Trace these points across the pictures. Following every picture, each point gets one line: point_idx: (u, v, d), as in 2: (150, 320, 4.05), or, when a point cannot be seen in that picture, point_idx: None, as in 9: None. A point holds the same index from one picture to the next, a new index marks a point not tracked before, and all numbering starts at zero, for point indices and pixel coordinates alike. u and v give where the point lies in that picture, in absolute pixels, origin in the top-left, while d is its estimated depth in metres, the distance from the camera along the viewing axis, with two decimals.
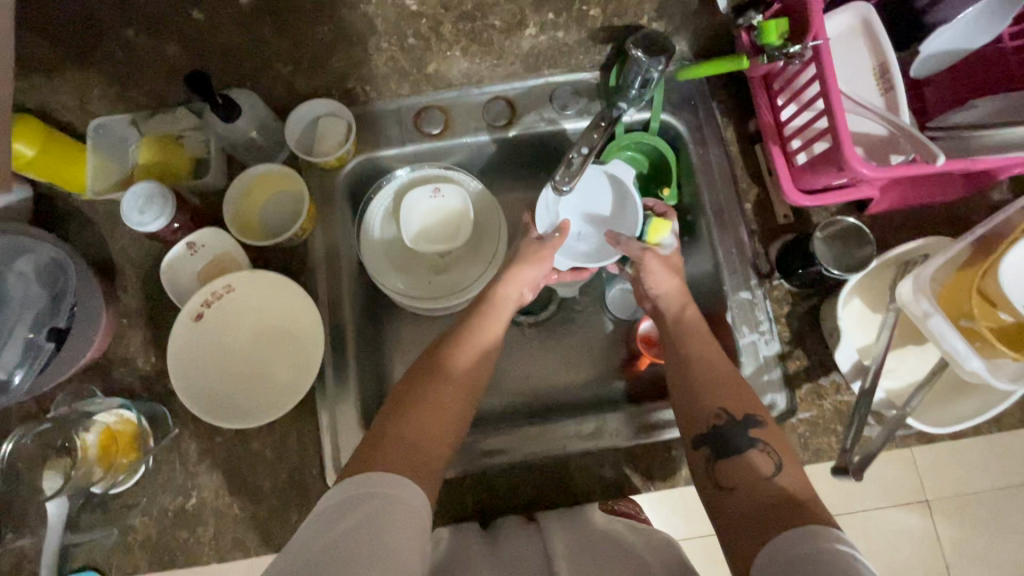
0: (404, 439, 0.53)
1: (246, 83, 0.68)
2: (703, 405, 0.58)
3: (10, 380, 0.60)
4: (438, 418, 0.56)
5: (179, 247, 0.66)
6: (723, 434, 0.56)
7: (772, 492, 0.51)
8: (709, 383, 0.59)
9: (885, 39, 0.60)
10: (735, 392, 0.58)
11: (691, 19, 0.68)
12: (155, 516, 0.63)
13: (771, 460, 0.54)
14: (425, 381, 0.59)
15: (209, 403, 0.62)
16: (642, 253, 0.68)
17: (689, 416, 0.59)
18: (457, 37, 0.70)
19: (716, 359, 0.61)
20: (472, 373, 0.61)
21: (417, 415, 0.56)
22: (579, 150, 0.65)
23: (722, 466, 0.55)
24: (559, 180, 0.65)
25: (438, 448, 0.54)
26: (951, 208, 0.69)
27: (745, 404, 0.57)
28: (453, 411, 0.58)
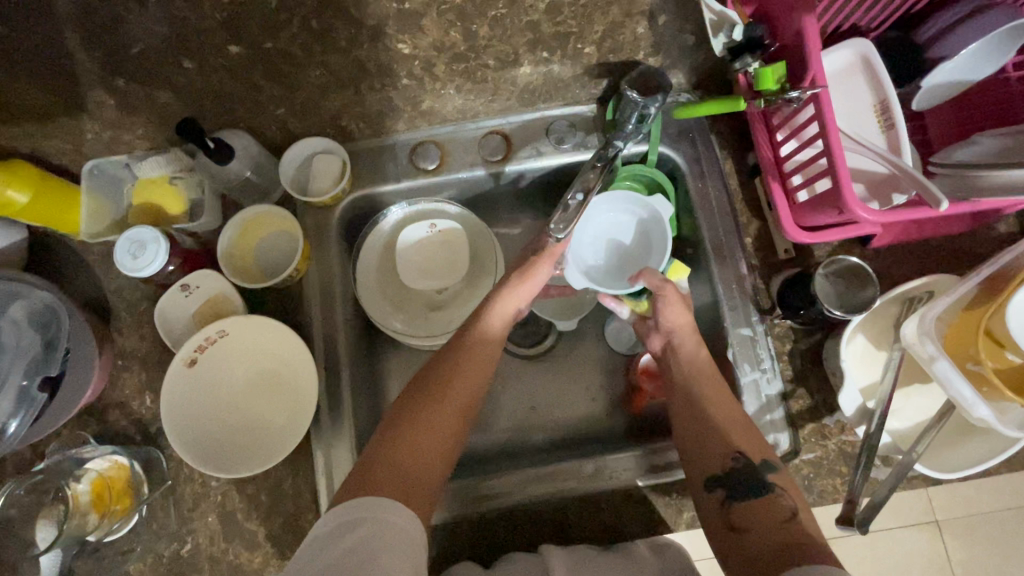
0: (399, 458, 0.53)
1: (239, 124, 0.67)
2: (714, 448, 0.58)
3: (3, 429, 0.59)
4: (434, 438, 0.56)
5: (172, 288, 0.65)
6: (736, 476, 0.56)
7: (785, 534, 0.51)
8: (721, 424, 0.59)
9: (885, 76, 0.59)
10: (745, 432, 0.58)
11: (688, 53, 0.67)
12: (149, 563, 0.62)
13: (786, 506, 0.54)
14: (421, 397, 0.58)
15: (204, 450, 0.61)
16: (664, 284, 0.65)
17: (700, 453, 0.58)
18: (451, 76, 0.67)
19: (725, 398, 0.61)
20: (466, 396, 0.60)
21: (412, 437, 0.55)
22: (574, 194, 0.65)
23: (736, 508, 0.54)
24: (554, 227, 0.65)
25: (437, 469, 0.54)
26: (956, 241, 0.68)
27: (755, 446, 0.57)
28: (450, 427, 0.57)
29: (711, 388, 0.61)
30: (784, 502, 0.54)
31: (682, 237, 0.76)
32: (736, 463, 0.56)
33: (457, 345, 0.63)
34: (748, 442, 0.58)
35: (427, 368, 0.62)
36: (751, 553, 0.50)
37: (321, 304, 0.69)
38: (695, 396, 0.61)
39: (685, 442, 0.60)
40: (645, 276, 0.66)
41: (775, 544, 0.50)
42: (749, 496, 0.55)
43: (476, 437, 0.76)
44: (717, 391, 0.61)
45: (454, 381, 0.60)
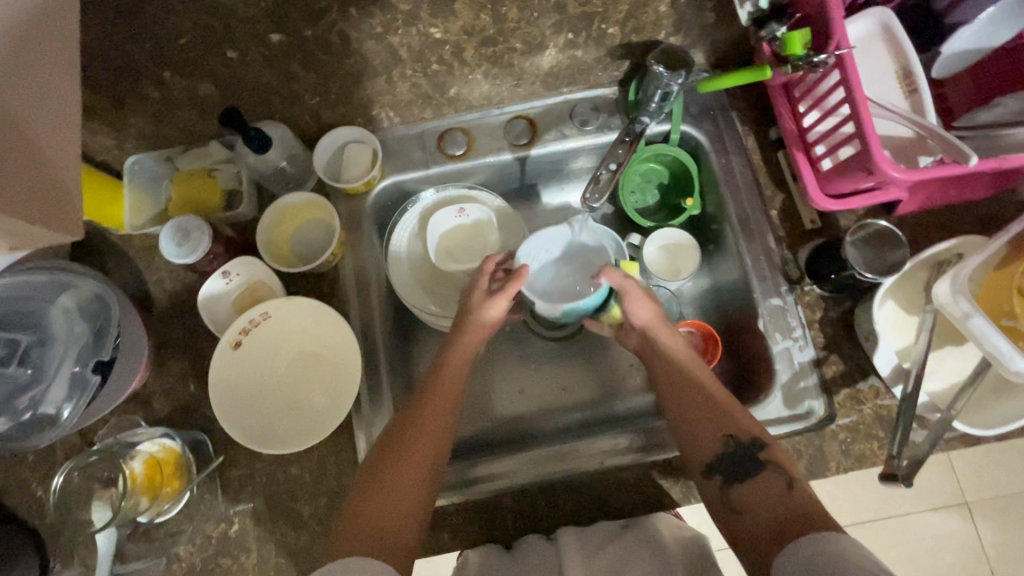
0: (371, 519, 0.53)
1: (275, 115, 0.70)
2: (706, 434, 0.58)
3: (59, 415, 0.60)
4: (405, 493, 0.55)
5: (214, 277, 0.67)
6: (730, 459, 0.56)
7: (789, 507, 0.51)
8: (707, 408, 0.59)
9: (907, 41, 0.60)
10: (732, 411, 0.59)
11: (709, 32, 0.68)
12: (199, 544, 0.63)
13: (782, 480, 0.54)
14: (386, 453, 0.58)
15: (250, 430, 0.63)
16: (626, 280, 0.65)
17: (695, 437, 0.59)
18: (480, 61, 0.68)
19: (713, 388, 0.61)
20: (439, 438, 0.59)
21: (382, 495, 0.54)
22: (607, 167, 0.70)
23: (737, 490, 0.55)
24: (588, 196, 0.70)
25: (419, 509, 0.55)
26: (982, 205, 0.69)
27: (747, 425, 0.57)
28: (416, 482, 0.56)
29: (693, 381, 0.62)
30: (780, 477, 0.54)
31: (706, 214, 0.78)
32: (730, 445, 0.57)
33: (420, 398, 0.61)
34: (738, 421, 0.58)
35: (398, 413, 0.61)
36: (754, 531, 0.51)
37: (357, 287, 0.71)
38: (689, 394, 0.61)
39: (679, 430, 0.60)
40: (607, 274, 0.66)
41: (775, 521, 0.50)
42: (745, 476, 0.55)
43: (509, 418, 0.78)
44: (709, 380, 0.62)
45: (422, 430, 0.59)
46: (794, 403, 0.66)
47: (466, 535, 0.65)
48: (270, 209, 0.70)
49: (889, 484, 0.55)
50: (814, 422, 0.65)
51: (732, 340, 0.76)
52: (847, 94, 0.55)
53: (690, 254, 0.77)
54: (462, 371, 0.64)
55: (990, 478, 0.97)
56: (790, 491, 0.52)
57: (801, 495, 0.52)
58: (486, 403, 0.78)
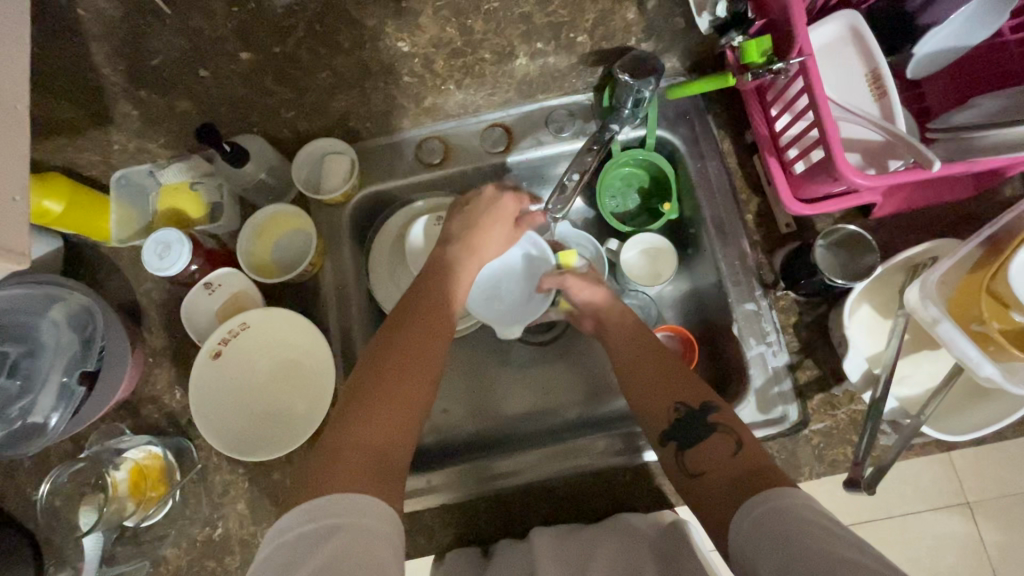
0: (362, 437, 0.54)
1: (254, 129, 0.71)
2: (660, 402, 0.60)
3: (46, 423, 0.62)
4: (393, 416, 0.56)
5: (196, 287, 0.69)
6: (683, 424, 0.58)
7: (740, 466, 0.52)
8: (659, 377, 0.61)
9: (877, 45, 0.59)
10: (681, 380, 0.61)
11: (681, 38, 0.68)
12: (185, 547, 0.66)
13: (732, 441, 0.54)
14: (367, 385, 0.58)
15: (231, 438, 0.64)
16: (561, 277, 0.73)
17: (649, 408, 0.60)
18: (452, 72, 0.69)
19: (665, 354, 0.64)
20: (411, 360, 0.60)
21: (369, 418, 0.55)
22: (571, 176, 0.73)
23: (691, 453, 0.56)
24: (553, 206, 0.74)
25: (402, 428, 0.56)
26: (960, 207, 0.68)
27: (695, 394, 0.59)
28: (402, 407, 0.57)
29: (653, 352, 0.64)
30: (729, 437, 0.55)
31: (683, 218, 0.78)
32: (682, 411, 0.58)
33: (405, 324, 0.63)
34: (686, 391, 0.59)
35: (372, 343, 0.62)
36: (712, 491, 0.52)
37: (337, 296, 0.73)
38: (639, 369, 0.63)
39: (637, 405, 0.62)
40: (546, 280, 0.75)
41: (732, 482, 0.51)
42: (696, 440, 0.56)
43: (490, 422, 0.79)
44: (645, 348, 0.65)
45: (415, 359, 0.60)
46: (767, 408, 0.66)
47: (443, 536, 0.67)
48: (252, 220, 0.72)
49: (853, 491, 0.55)
50: (787, 426, 0.65)
51: (711, 344, 0.76)
52: (811, 100, 0.55)
53: (669, 260, 0.77)
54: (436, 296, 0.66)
55: (995, 480, 0.94)
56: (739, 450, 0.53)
57: (748, 455, 0.53)
58: (468, 408, 0.79)
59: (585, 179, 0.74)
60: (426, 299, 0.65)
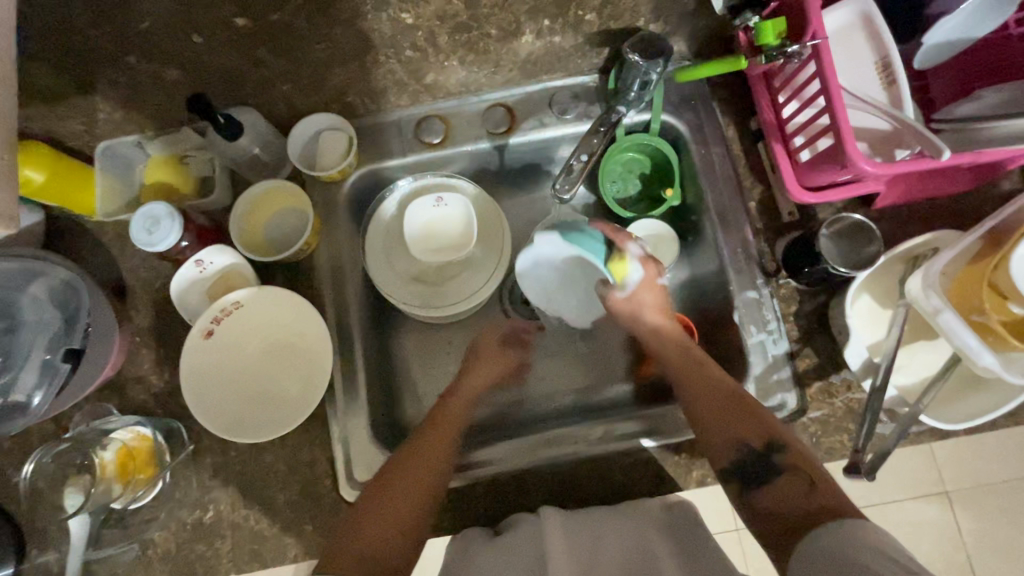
0: (362, 535, 0.55)
1: (248, 101, 0.68)
2: (719, 437, 0.59)
3: (29, 402, 0.60)
4: (393, 521, 0.57)
5: (187, 265, 0.67)
6: (747, 464, 0.57)
7: (812, 502, 0.51)
8: (718, 416, 0.60)
9: (887, 33, 0.59)
10: (747, 416, 0.59)
11: (689, 20, 0.67)
12: (174, 530, 0.64)
13: (803, 481, 0.54)
14: (383, 484, 0.59)
15: (223, 420, 0.62)
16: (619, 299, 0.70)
17: (710, 441, 0.60)
18: (455, 48, 0.66)
19: (723, 379, 0.62)
20: (428, 467, 0.61)
21: (376, 523, 0.56)
22: (579, 157, 0.70)
23: (758, 493, 0.56)
24: (560, 187, 0.70)
25: (404, 532, 0.56)
26: (961, 199, 0.69)
27: (757, 428, 0.58)
28: (425, 492, 0.59)
29: (702, 380, 0.63)
30: (801, 476, 0.54)
31: (685, 205, 0.77)
32: (743, 450, 0.58)
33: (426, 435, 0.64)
34: (751, 428, 0.58)
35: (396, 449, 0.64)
36: (784, 523, 0.52)
37: (332, 277, 0.72)
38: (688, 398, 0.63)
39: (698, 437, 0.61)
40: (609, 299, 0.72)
41: (806, 514, 0.51)
42: (761, 480, 0.56)
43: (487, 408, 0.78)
44: (700, 378, 0.63)
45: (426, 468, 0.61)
46: (766, 396, 0.66)
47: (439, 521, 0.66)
48: (247, 194, 0.69)
49: (854, 477, 0.55)
50: (785, 414, 0.65)
51: (708, 332, 0.76)
52: (823, 86, 0.54)
53: (669, 244, 0.77)
54: (456, 411, 0.68)
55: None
56: (813, 488, 0.53)
57: (825, 492, 0.52)
58: None
59: (594, 161, 0.70)
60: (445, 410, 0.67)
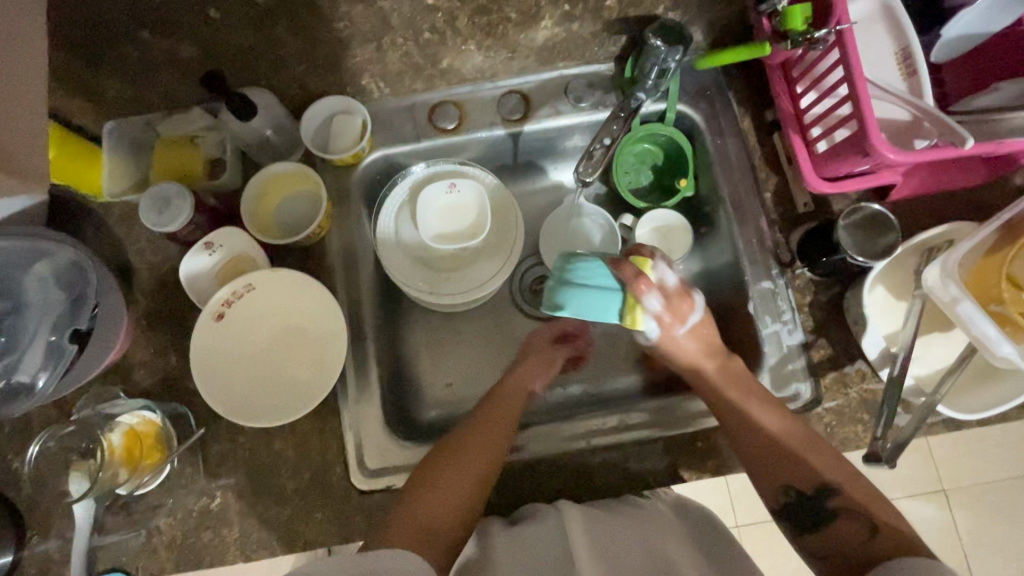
0: (438, 487, 0.56)
1: (262, 81, 0.67)
2: (768, 484, 0.58)
3: (34, 383, 0.59)
4: (468, 477, 0.58)
5: (196, 246, 0.65)
6: (797, 507, 0.57)
7: (876, 550, 0.50)
8: (765, 461, 0.58)
9: (909, 23, 0.59)
10: (796, 460, 0.57)
11: (706, 9, 0.67)
12: (180, 517, 0.63)
13: (862, 527, 0.53)
14: (452, 445, 0.60)
15: (234, 405, 0.61)
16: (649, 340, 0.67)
17: (756, 482, 0.59)
18: (473, 31, 0.67)
19: (762, 421, 0.60)
20: (497, 430, 0.62)
21: (449, 478, 0.57)
22: (602, 141, 0.69)
23: (810, 536, 0.56)
24: (582, 171, 0.71)
25: (478, 486, 0.57)
26: (973, 192, 0.69)
27: (805, 475, 0.56)
28: (493, 451, 0.60)
29: (745, 425, 0.60)
30: (859, 521, 0.53)
31: (699, 197, 0.77)
32: (793, 494, 0.57)
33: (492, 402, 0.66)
34: (811, 468, 0.57)
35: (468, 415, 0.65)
36: (840, 565, 0.52)
37: (344, 262, 0.71)
38: (734, 434, 0.60)
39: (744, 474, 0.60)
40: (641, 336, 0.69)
41: (858, 561, 0.51)
42: (816, 524, 0.55)
43: None
44: (742, 421, 0.60)
45: (494, 429, 0.62)
46: (780, 386, 0.66)
47: None
48: (255, 179, 0.68)
49: (874, 465, 0.57)
50: (799, 404, 0.65)
51: (721, 323, 0.76)
52: (846, 73, 0.54)
53: (682, 235, 0.76)
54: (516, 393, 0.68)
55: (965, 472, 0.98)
56: (873, 537, 0.51)
57: (886, 540, 0.50)
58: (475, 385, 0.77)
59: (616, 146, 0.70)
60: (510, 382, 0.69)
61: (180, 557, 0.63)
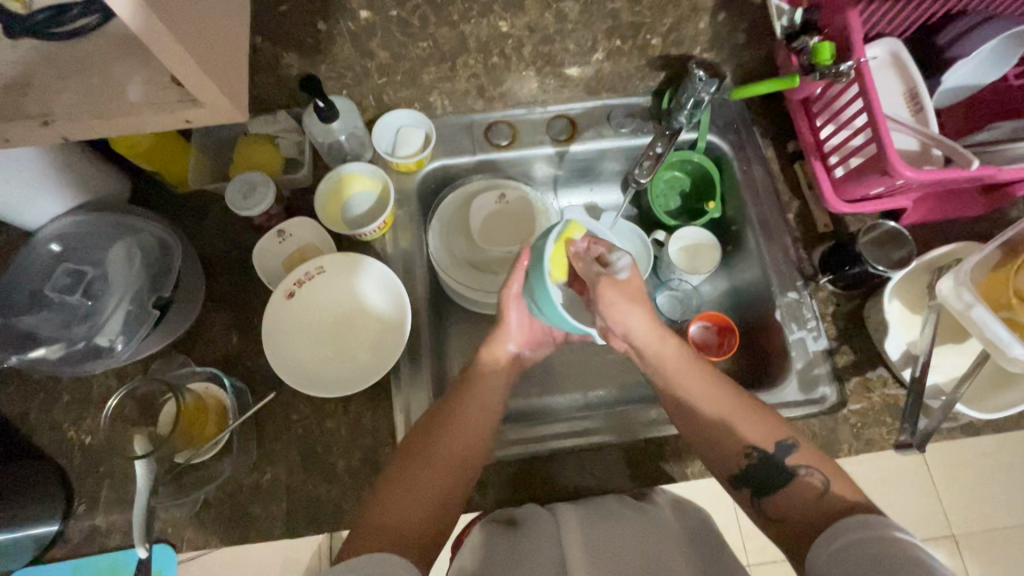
0: (397, 505, 0.55)
1: (345, 91, 0.75)
2: (727, 446, 0.60)
3: (112, 347, 0.63)
4: (430, 495, 0.57)
5: (270, 233, 0.70)
6: (754, 471, 0.59)
7: (837, 501, 0.53)
8: (723, 430, 0.61)
9: (914, 68, 0.69)
10: (736, 424, 0.61)
11: (738, 52, 0.77)
12: (229, 490, 0.64)
13: (817, 484, 0.56)
14: (413, 458, 0.59)
15: (300, 375, 0.66)
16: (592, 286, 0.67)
17: (716, 456, 0.61)
18: (535, 59, 0.77)
19: (716, 401, 0.62)
20: (459, 451, 0.60)
21: (406, 497, 0.56)
22: (653, 150, 0.77)
23: (769, 499, 0.58)
24: (638, 174, 0.78)
25: (439, 500, 0.57)
26: (974, 223, 0.77)
27: (764, 433, 0.60)
28: (453, 466, 0.59)
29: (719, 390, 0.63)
30: (821, 477, 0.56)
31: (725, 218, 0.85)
32: (750, 456, 0.59)
33: (449, 413, 0.63)
34: (753, 433, 0.60)
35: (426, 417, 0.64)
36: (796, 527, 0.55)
37: (402, 255, 0.76)
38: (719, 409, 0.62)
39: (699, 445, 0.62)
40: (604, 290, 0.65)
41: (815, 522, 0.53)
42: (792, 500, 0.56)
43: (529, 398, 0.81)
44: (736, 400, 0.62)
45: (448, 444, 0.60)
46: (809, 388, 0.70)
47: (493, 494, 0.68)
48: (330, 176, 0.74)
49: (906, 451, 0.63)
50: (827, 406, 0.69)
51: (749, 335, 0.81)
52: (866, 104, 0.63)
53: (711, 252, 0.83)
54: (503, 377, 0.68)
55: (974, 509, 1.00)
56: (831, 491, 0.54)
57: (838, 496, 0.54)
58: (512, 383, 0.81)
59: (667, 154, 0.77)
60: (473, 391, 0.66)
61: (226, 530, 0.63)
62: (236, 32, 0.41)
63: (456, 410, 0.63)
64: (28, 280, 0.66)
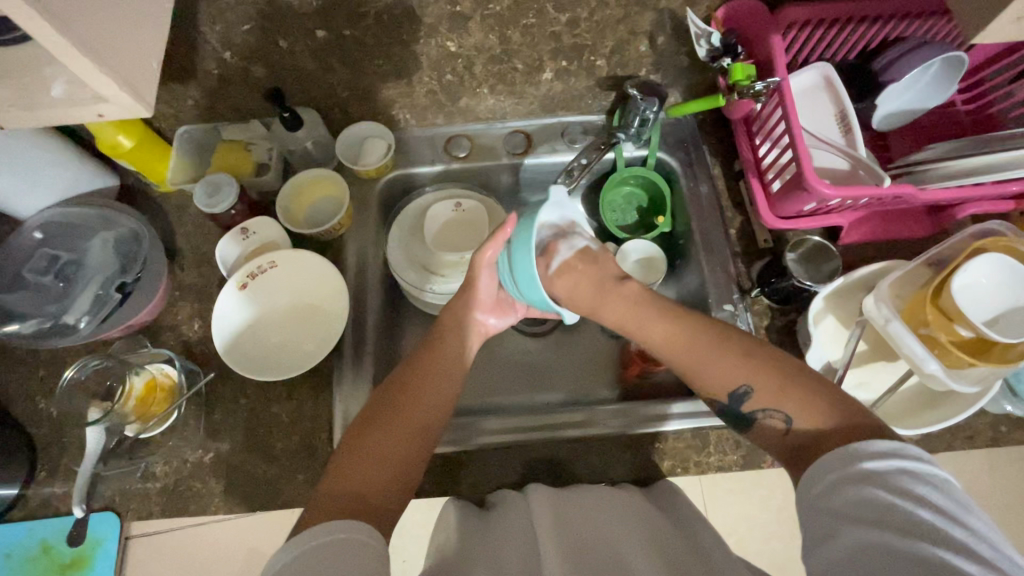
0: (359, 471, 0.54)
1: (312, 104, 0.81)
2: (707, 379, 0.58)
3: (77, 325, 0.70)
4: (392, 458, 0.56)
5: (231, 231, 0.75)
6: (734, 405, 0.56)
7: None
8: (695, 370, 0.58)
9: (844, 91, 0.71)
10: (703, 368, 0.58)
11: (683, 74, 0.81)
12: (175, 466, 0.69)
13: (783, 419, 0.53)
14: (374, 423, 0.58)
15: (248, 361, 0.72)
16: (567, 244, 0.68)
17: (702, 379, 0.58)
18: (487, 77, 0.79)
19: (695, 342, 0.59)
20: (420, 418, 0.60)
21: (367, 460, 0.55)
22: (579, 161, 0.79)
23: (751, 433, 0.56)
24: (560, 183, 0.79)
25: (398, 466, 0.56)
26: (919, 243, 0.77)
27: (729, 371, 0.56)
28: (414, 429, 0.59)
29: (692, 333, 0.60)
30: None
31: (675, 232, 0.87)
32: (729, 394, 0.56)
33: (402, 382, 0.63)
34: (724, 369, 0.56)
35: (385, 384, 0.63)
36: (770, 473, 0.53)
37: (357, 256, 0.81)
38: None
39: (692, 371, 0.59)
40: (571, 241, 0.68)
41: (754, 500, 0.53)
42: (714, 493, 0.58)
43: (476, 396, 0.84)
44: (709, 345, 0.58)
45: (404, 412, 0.59)
46: None
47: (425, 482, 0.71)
48: (296, 179, 0.81)
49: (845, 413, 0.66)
50: None
51: None
52: (787, 124, 0.65)
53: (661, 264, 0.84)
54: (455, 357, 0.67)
55: None
56: None
57: (800, 432, 0.51)
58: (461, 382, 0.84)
59: (592, 166, 0.79)
60: (436, 356, 0.66)
61: (168, 503, 0.68)
62: (154, 45, 0.46)
63: (411, 378, 0.63)
64: (11, 263, 0.73)
